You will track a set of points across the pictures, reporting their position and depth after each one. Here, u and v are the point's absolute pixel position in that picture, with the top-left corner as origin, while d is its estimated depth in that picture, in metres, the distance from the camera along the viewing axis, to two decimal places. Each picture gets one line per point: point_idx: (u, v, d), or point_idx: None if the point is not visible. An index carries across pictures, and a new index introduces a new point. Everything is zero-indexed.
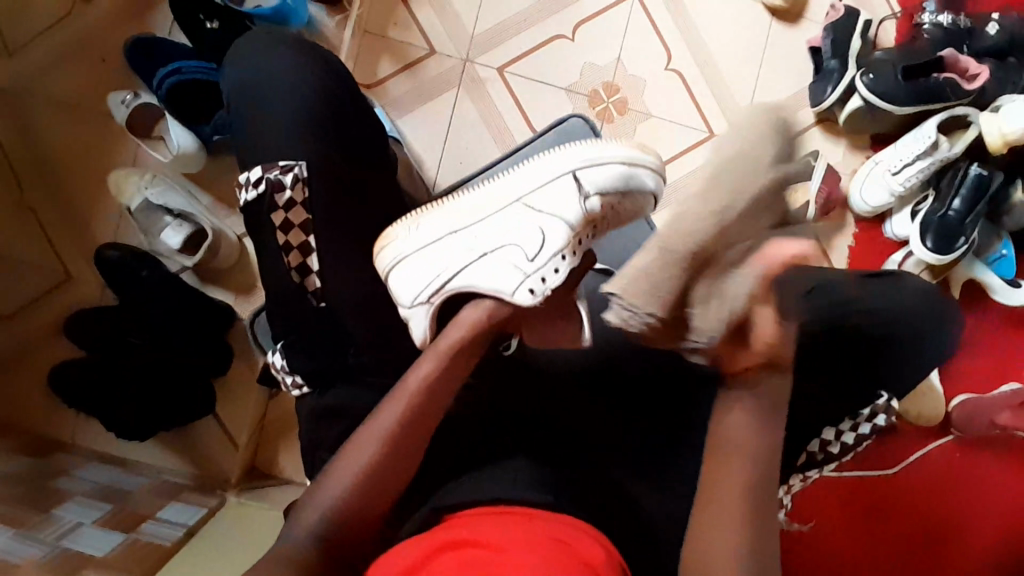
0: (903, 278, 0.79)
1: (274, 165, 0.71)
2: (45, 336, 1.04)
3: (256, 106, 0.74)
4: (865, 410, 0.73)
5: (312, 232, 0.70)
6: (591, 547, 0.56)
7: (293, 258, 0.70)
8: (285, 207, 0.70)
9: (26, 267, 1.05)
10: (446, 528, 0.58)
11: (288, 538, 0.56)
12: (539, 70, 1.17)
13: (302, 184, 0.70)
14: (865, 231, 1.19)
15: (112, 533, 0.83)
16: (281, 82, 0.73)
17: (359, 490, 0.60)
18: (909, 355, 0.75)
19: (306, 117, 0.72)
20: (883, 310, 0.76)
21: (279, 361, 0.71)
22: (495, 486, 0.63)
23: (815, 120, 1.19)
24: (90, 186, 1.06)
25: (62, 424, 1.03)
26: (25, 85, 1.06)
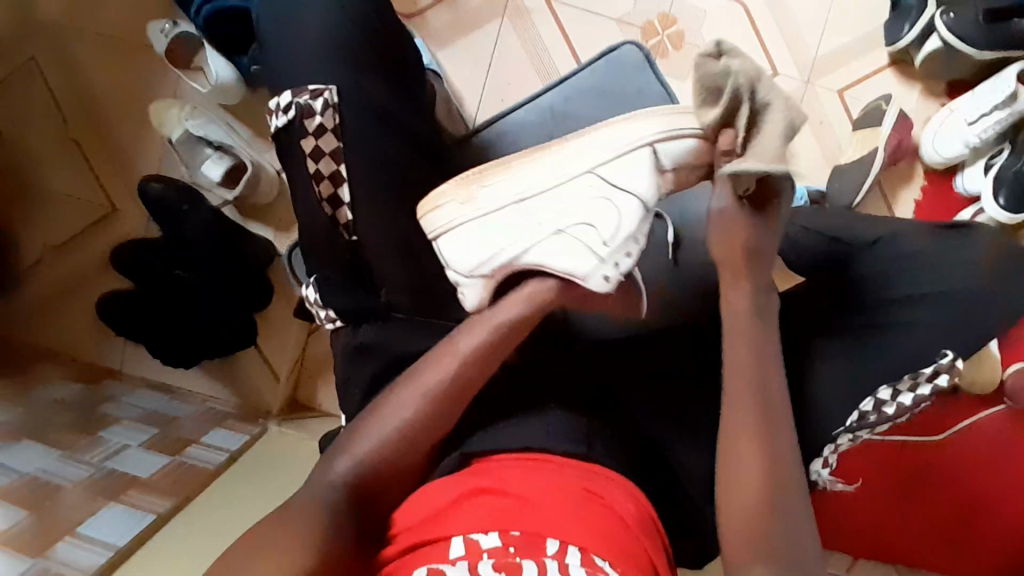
0: (978, 231, 0.72)
1: (304, 89, 0.68)
2: (97, 264, 1.07)
3: (288, 32, 0.70)
4: (926, 370, 0.68)
5: (342, 161, 0.68)
6: (620, 504, 0.55)
7: (323, 188, 0.68)
8: (315, 134, 0.67)
9: (75, 197, 1.07)
10: (469, 475, 0.57)
11: (321, 481, 0.57)
12: (587, 0, 1.10)
13: (332, 111, 0.67)
14: (933, 183, 1.11)
15: (159, 455, 0.87)
16: (313, 10, 0.69)
17: (397, 440, 0.59)
18: (980, 313, 0.68)
19: (338, 48, 0.69)
20: (952, 264, 0.70)
21: (312, 295, 0.70)
22: (523, 433, 0.61)
23: (889, 61, 1.10)
24: (132, 117, 1.06)
25: (113, 351, 1.08)
26: (67, 15, 1.05)
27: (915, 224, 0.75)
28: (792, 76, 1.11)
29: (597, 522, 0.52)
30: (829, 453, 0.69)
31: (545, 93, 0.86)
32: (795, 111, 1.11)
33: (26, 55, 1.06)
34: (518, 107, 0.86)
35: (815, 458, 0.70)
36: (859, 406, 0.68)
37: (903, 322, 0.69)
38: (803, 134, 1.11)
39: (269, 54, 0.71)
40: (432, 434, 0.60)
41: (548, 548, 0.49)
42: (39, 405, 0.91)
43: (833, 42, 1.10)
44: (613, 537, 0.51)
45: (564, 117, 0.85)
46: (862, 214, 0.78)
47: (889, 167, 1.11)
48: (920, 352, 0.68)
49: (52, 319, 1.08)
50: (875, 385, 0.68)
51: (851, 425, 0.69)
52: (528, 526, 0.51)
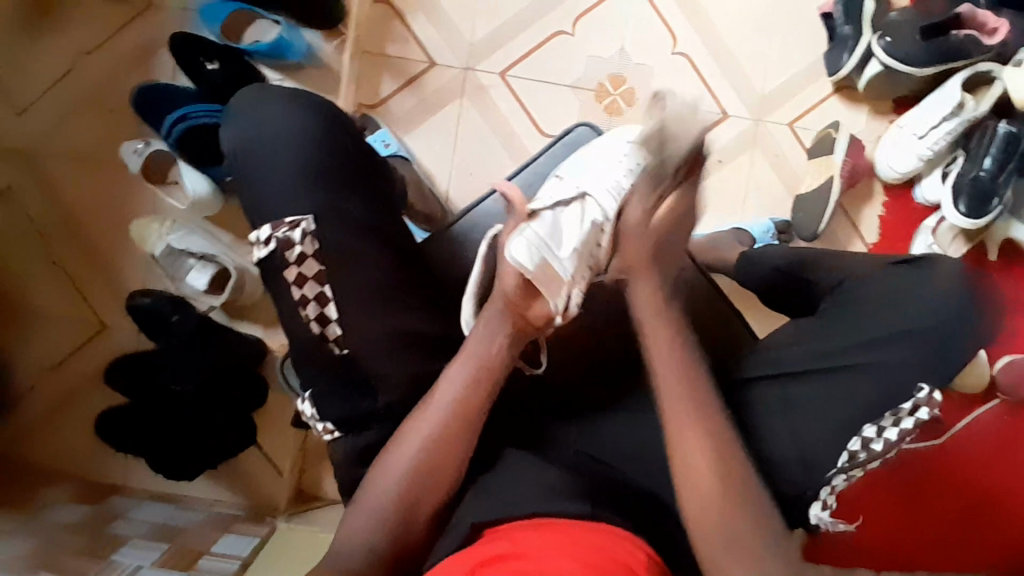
0: (935, 265, 0.76)
1: (281, 221, 0.69)
2: (90, 382, 1.08)
3: (260, 154, 0.71)
4: (907, 405, 0.70)
5: (327, 282, 0.69)
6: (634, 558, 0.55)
7: (310, 311, 0.69)
8: (296, 262, 0.69)
9: (63, 318, 1.09)
10: (484, 542, 0.58)
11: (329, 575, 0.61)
12: (541, 70, 1.15)
13: (310, 238, 0.69)
14: (893, 199, 1.15)
15: (169, 573, 0.83)
16: (276, 144, 0.72)
17: (396, 519, 0.62)
18: (948, 338, 0.72)
19: (306, 178, 0.71)
20: (918, 298, 0.73)
21: (308, 408, 0.72)
22: (528, 500, 0.63)
23: (832, 89, 1.15)
24: (111, 236, 1.09)
25: (114, 466, 1.08)
26: (41, 143, 1.09)
27: (874, 261, 0.79)
28: (743, 114, 1.16)
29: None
30: (827, 496, 0.71)
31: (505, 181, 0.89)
32: (750, 147, 1.16)
33: None
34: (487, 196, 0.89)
35: (815, 501, 0.71)
36: (848, 447, 0.70)
37: (877, 357, 0.71)
38: (762, 168, 1.16)
39: (236, 172, 0.73)
40: (425, 501, 0.63)
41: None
42: (45, 533, 0.90)
43: (778, 79, 1.16)
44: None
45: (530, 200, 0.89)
46: (830, 254, 0.84)
47: (847, 190, 1.15)
48: (896, 389, 0.70)
49: (48, 442, 1.07)
50: (860, 422, 0.70)
51: (843, 466, 0.70)
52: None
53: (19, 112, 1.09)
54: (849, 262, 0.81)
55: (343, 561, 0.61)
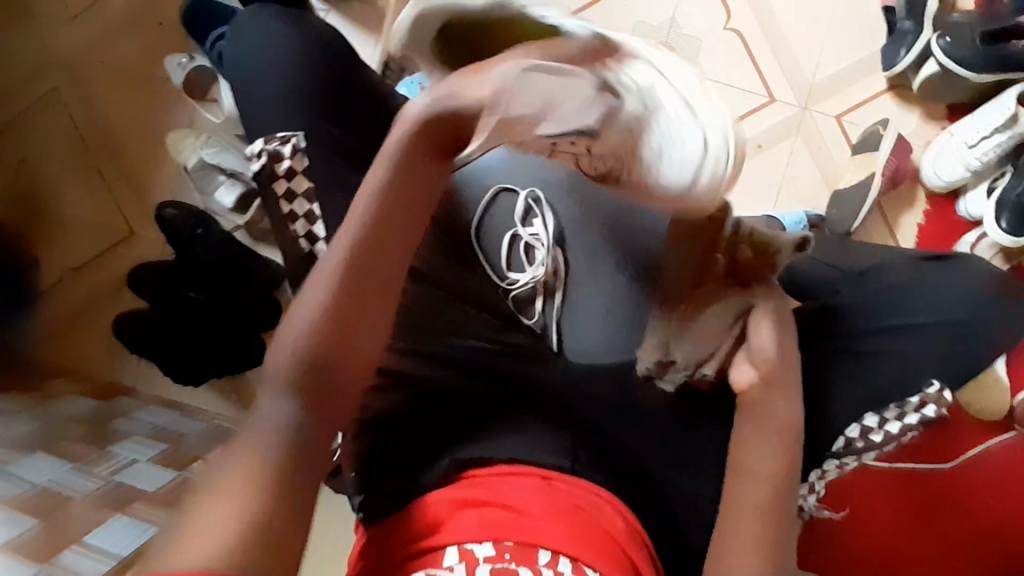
0: (962, 262, 0.74)
1: (273, 136, 0.71)
2: (113, 285, 1.12)
3: (252, 76, 0.73)
4: (913, 399, 0.69)
5: (315, 200, 0.70)
6: (607, 521, 0.59)
7: (298, 227, 0.71)
8: (286, 177, 0.70)
9: (94, 220, 1.13)
10: (463, 480, 0.60)
11: (269, 384, 0.55)
12: None
13: (301, 155, 0.70)
14: (936, 207, 1.10)
15: (165, 470, 0.89)
16: (279, 64, 0.73)
17: (334, 316, 0.56)
18: (966, 335, 0.70)
19: (306, 97, 0.72)
20: (937, 292, 0.72)
21: None
22: (514, 448, 0.63)
23: (886, 86, 1.11)
24: (149, 147, 1.12)
25: (127, 369, 1.12)
26: (94, 50, 1.12)
27: (901, 254, 0.77)
28: (789, 101, 1.13)
29: (585, 534, 0.56)
30: (814, 480, 0.72)
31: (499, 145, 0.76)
32: (791, 135, 1.12)
33: (50, 87, 1.13)
34: None
35: (804, 483, 0.72)
36: (844, 432, 0.70)
37: (890, 349, 0.71)
38: (801, 159, 1.12)
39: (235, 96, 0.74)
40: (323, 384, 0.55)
41: (540, 556, 0.53)
42: (51, 420, 0.94)
43: (830, 69, 1.12)
44: (606, 551, 0.55)
45: None
46: (857, 244, 0.81)
47: (889, 191, 1.11)
48: (903, 381, 0.70)
49: (67, 338, 1.12)
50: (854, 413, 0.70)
51: (837, 451, 0.71)
52: (523, 535, 0.54)
53: (76, 18, 1.13)
54: (873, 254, 0.78)
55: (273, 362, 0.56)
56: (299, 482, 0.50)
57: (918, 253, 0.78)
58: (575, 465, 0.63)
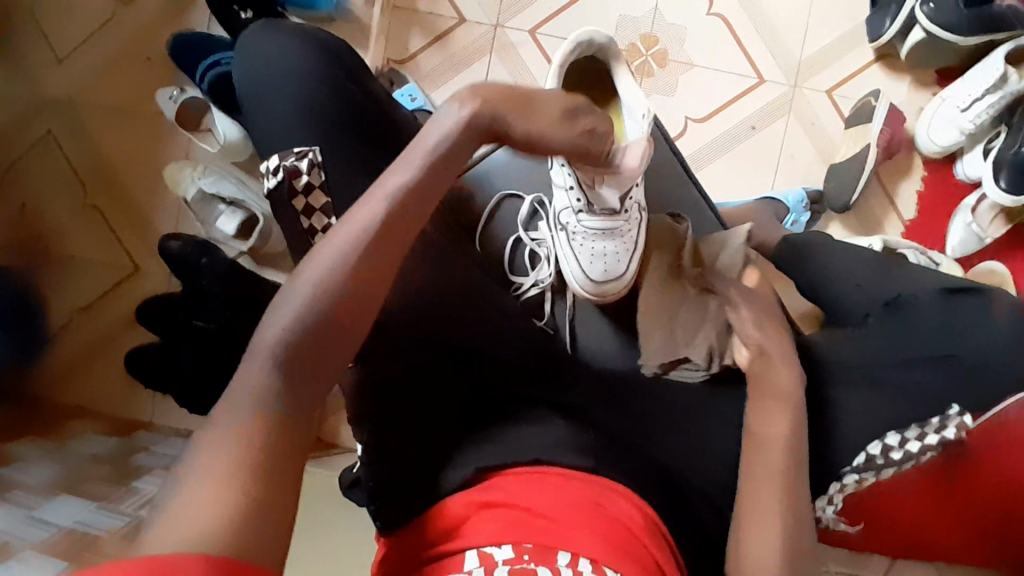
0: (988, 294, 0.74)
1: (289, 152, 0.72)
2: (123, 322, 1.13)
3: (261, 95, 0.74)
4: (935, 420, 0.72)
5: (333, 214, 0.71)
6: (626, 514, 0.59)
7: (319, 240, 0.72)
8: (304, 192, 0.71)
9: (99, 259, 1.13)
10: (483, 482, 0.62)
11: (252, 362, 0.50)
12: (571, 28, 1.13)
13: (317, 169, 0.71)
14: (933, 173, 1.11)
15: None
16: (285, 83, 0.73)
17: (334, 321, 0.52)
18: (988, 369, 0.72)
19: (316, 113, 0.73)
20: (965, 327, 0.72)
21: None
22: (531, 443, 0.64)
23: (874, 57, 1.11)
24: (147, 182, 1.13)
25: (143, 403, 1.12)
26: (84, 90, 1.13)
27: (929, 279, 0.76)
28: (780, 81, 1.13)
29: (602, 531, 0.56)
30: (834, 493, 0.74)
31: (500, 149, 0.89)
32: (784, 114, 1.12)
33: (43, 131, 1.13)
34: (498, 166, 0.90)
35: (821, 496, 0.74)
36: (867, 449, 0.72)
37: (912, 377, 0.72)
38: (795, 137, 1.12)
39: None
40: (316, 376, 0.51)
41: (559, 559, 0.53)
42: (73, 461, 0.94)
43: (816, 45, 1.12)
44: (626, 552, 0.55)
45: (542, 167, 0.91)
46: (887, 257, 0.80)
47: (885, 161, 1.11)
48: (923, 408, 0.72)
49: (81, 377, 1.12)
50: None
51: (858, 466, 0.73)
52: (542, 538, 0.54)
53: (64, 60, 1.13)
54: (901, 270, 0.78)
55: (259, 346, 0.51)
56: (303, 438, 0.48)
57: (946, 277, 0.77)
58: (598, 463, 0.63)
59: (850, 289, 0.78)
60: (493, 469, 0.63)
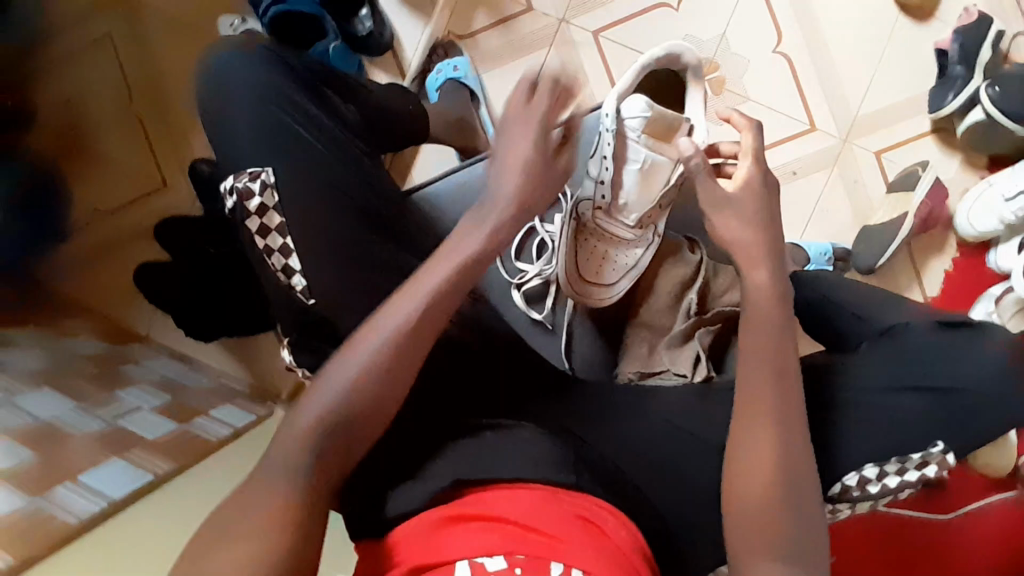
0: (984, 330, 0.72)
1: (242, 173, 0.70)
2: (140, 233, 1.14)
3: (230, 102, 0.73)
4: (915, 456, 0.69)
5: (287, 235, 0.69)
6: (620, 538, 0.56)
7: (275, 261, 0.70)
8: (257, 213, 0.69)
9: (129, 168, 1.15)
10: (462, 496, 0.59)
11: (292, 434, 0.53)
12: (635, 37, 1.13)
13: (269, 191, 0.69)
14: (964, 256, 1.09)
15: (166, 421, 0.91)
16: (242, 96, 0.72)
17: (375, 373, 0.55)
18: (980, 408, 0.69)
19: (272, 128, 0.71)
20: (960, 361, 0.70)
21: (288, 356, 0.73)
22: (514, 463, 0.60)
23: (930, 128, 1.10)
24: (191, 103, 1.14)
25: (141, 317, 1.14)
26: (149, 1, 1.14)
27: (923, 314, 0.75)
28: (831, 131, 1.11)
29: (600, 554, 0.53)
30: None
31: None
32: (828, 166, 1.11)
33: (100, 32, 1.14)
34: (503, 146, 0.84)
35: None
36: (842, 480, 0.69)
37: (899, 406, 0.70)
38: (834, 191, 1.11)
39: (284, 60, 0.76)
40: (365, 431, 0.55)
41: (552, 570, 0.51)
42: (61, 355, 0.96)
43: (875, 104, 1.11)
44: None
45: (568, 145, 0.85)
46: (884, 292, 0.79)
47: (918, 234, 1.09)
48: (903, 441, 0.69)
49: (86, 278, 1.14)
50: (859, 461, 0.69)
51: (832, 496, 0.70)
52: (533, 550, 0.52)
53: None
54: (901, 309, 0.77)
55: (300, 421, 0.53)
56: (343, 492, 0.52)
57: (940, 314, 0.76)
58: (580, 480, 0.61)
59: (849, 318, 0.77)
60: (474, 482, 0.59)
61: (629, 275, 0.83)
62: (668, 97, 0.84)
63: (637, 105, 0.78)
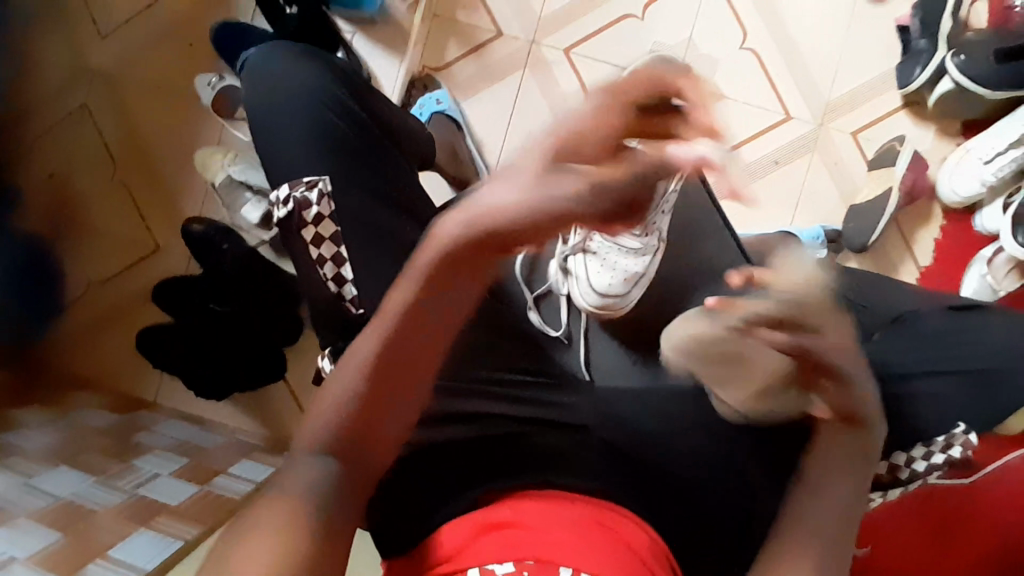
0: (988, 312, 0.76)
1: (299, 181, 0.72)
2: (138, 299, 1.13)
3: (275, 124, 0.76)
4: (941, 438, 0.70)
5: (342, 243, 0.72)
6: (631, 534, 0.57)
7: (328, 270, 0.72)
8: (314, 222, 0.72)
9: (121, 236, 1.14)
10: (488, 507, 0.59)
11: (272, 503, 0.48)
12: (605, 51, 1.15)
13: (326, 200, 0.72)
14: (952, 222, 1.11)
15: (187, 484, 0.89)
16: (301, 101, 0.75)
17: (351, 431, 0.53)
18: (997, 386, 0.72)
19: (333, 130, 0.74)
20: (968, 341, 0.74)
21: (328, 366, 0.75)
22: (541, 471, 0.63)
23: (901, 103, 1.13)
24: (176, 165, 1.14)
25: (148, 384, 1.12)
26: (123, 70, 1.15)
27: (928, 300, 0.78)
28: (807, 118, 1.14)
29: (608, 554, 0.53)
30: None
31: None
32: (809, 152, 1.14)
33: (81, 105, 1.15)
34: None
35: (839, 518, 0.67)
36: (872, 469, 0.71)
37: (917, 390, 0.72)
38: (818, 174, 1.13)
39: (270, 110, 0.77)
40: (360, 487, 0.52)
41: (561, 573, 0.50)
42: (74, 432, 0.94)
43: (845, 87, 1.14)
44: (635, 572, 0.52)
45: None
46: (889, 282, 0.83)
47: (905, 206, 1.12)
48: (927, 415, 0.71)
49: (88, 351, 1.13)
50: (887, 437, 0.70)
51: None
52: (542, 552, 0.51)
53: (106, 38, 1.16)
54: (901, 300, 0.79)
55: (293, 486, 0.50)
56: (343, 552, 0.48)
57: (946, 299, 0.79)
58: (608, 487, 0.63)
59: None
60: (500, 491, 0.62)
61: (638, 283, 0.83)
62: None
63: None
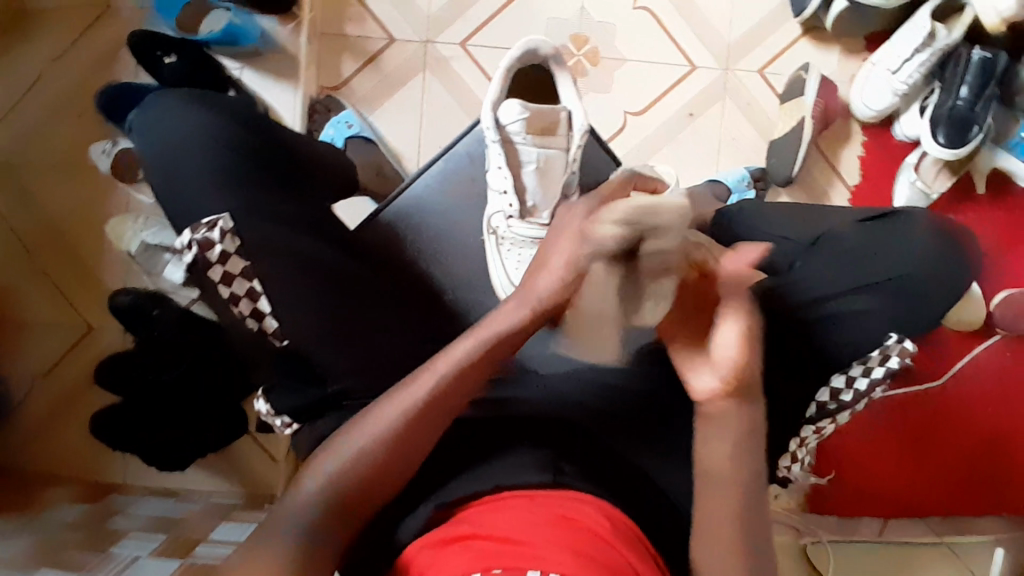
0: (905, 215, 0.74)
1: (197, 224, 0.68)
2: (82, 384, 1.10)
3: (173, 169, 0.72)
4: (875, 354, 0.71)
5: (253, 277, 0.69)
6: (598, 522, 0.55)
7: (243, 307, 0.70)
8: (219, 261, 0.68)
9: (49, 324, 1.11)
10: (449, 523, 0.57)
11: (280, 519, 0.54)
12: (500, 37, 1.14)
13: (230, 237, 0.68)
14: (872, 136, 1.12)
15: (169, 560, 0.84)
16: (193, 149, 0.71)
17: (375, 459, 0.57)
18: (922, 289, 0.71)
19: (234, 173, 0.71)
20: (894, 247, 0.72)
21: (265, 407, 0.72)
22: (492, 475, 0.62)
23: (801, 31, 1.13)
24: (89, 240, 1.11)
25: (112, 466, 1.10)
26: (16, 154, 1.11)
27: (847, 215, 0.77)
28: (712, 65, 1.14)
29: (570, 542, 0.51)
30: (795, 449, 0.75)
31: (433, 163, 0.85)
32: (720, 98, 1.14)
33: None
34: (411, 182, 0.84)
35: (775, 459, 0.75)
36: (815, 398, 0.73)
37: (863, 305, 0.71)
38: (734, 118, 1.14)
39: (154, 171, 0.73)
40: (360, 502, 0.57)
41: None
42: (46, 530, 0.91)
43: (744, 26, 1.14)
44: (602, 559, 0.50)
45: (470, 169, 0.86)
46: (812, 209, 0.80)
47: (822, 131, 1.13)
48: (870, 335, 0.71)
49: (40, 447, 1.09)
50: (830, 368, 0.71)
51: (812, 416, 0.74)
52: (509, 561, 0.48)
53: None
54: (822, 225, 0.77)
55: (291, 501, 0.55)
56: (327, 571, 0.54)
57: (862, 210, 0.77)
58: (559, 476, 0.61)
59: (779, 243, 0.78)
60: (455, 503, 0.60)
61: None
62: (543, 90, 0.85)
63: (513, 111, 0.80)
